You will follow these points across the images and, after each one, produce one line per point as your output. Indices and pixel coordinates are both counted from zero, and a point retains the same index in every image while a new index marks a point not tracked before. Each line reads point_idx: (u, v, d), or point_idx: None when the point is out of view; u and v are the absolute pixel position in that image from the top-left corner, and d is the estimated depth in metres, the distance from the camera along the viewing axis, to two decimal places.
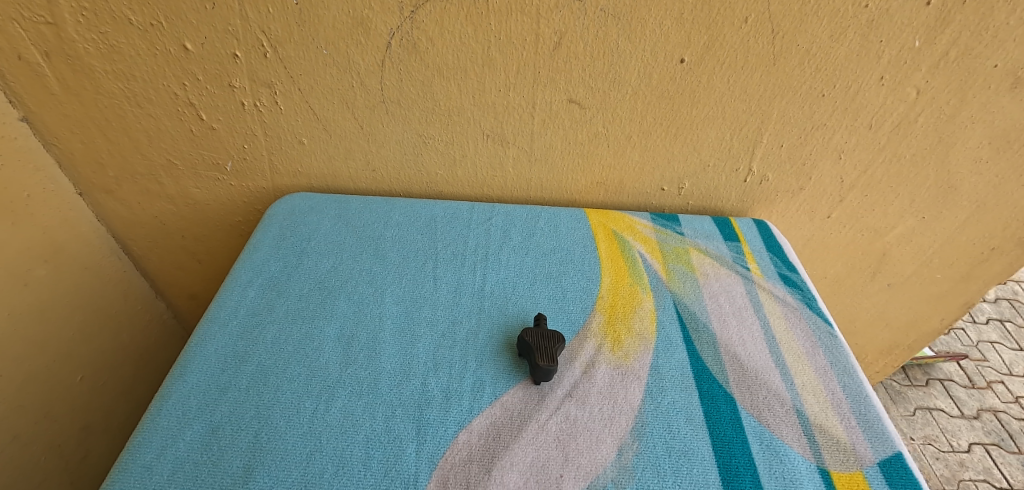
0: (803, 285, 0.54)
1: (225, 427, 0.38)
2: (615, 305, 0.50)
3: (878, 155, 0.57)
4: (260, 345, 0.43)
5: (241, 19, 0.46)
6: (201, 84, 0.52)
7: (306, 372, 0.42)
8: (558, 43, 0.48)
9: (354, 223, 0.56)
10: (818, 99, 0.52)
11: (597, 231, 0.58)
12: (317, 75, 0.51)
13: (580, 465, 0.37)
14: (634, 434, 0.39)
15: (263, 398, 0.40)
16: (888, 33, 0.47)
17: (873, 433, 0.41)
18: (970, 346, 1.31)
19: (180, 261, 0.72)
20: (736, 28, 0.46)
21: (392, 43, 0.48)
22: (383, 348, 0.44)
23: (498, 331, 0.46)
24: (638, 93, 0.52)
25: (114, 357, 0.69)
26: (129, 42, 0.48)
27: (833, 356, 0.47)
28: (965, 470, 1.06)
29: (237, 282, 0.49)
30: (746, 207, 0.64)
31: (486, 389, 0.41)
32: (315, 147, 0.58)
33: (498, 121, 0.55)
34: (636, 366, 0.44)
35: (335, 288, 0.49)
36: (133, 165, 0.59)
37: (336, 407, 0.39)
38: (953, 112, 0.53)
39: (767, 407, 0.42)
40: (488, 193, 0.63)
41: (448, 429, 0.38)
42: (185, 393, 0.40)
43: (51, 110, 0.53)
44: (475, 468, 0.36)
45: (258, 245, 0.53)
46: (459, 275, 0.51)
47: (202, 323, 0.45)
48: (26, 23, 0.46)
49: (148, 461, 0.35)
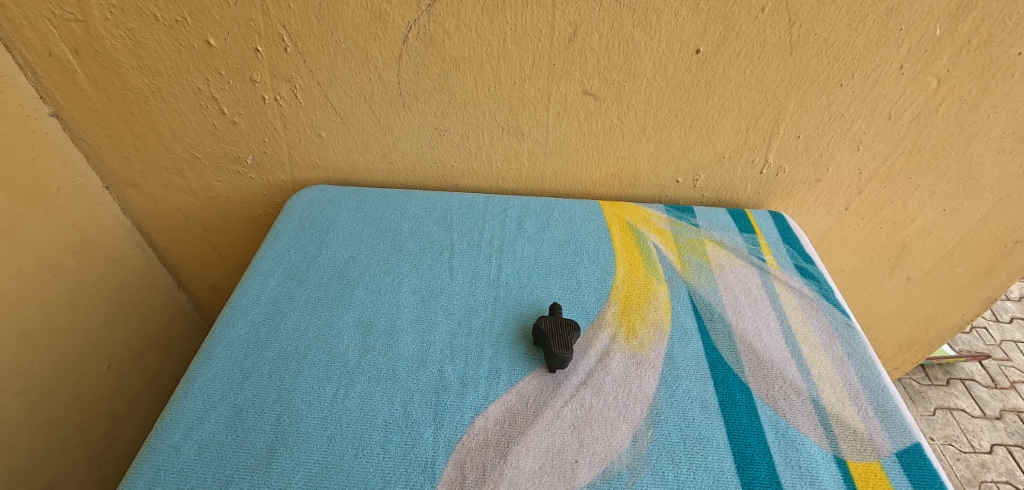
0: (820, 277, 0.54)
1: (248, 410, 0.39)
2: (630, 295, 0.50)
3: (897, 146, 0.57)
4: (281, 332, 0.45)
5: (263, 14, 0.48)
6: (224, 78, 0.53)
7: (326, 358, 0.43)
8: (573, 35, 0.48)
9: (371, 214, 0.57)
10: (836, 89, 0.52)
11: (611, 222, 0.58)
12: (336, 68, 0.52)
13: (595, 451, 0.37)
14: (649, 422, 0.39)
15: (284, 383, 0.41)
16: (908, 22, 0.46)
17: (891, 424, 0.41)
18: (993, 345, 1.28)
19: (202, 253, 0.74)
20: (752, 18, 0.46)
21: (409, 36, 0.49)
22: (401, 336, 0.45)
23: (513, 320, 0.47)
24: (653, 84, 0.52)
25: (140, 347, 0.71)
26: (155, 38, 0.50)
27: (851, 348, 0.47)
28: (987, 471, 1.04)
29: (258, 271, 0.50)
30: (762, 200, 0.64)
31: (502, 376, 0.42)
32: (333, 140, 0.59)
33: (513, 113, 0.55)
34: (651, 355, 0.45)
35: (353, 277, 0.50)
36: (158, 159, 0.61)
37: (355, 392, 0.40)
38: (974, 101, 0.52)
39: (783, 397, 0.42)
40: (503, 186, 0.63)
41: (465, 415, 0.39)
42: (210, 377, 0.41)
43: (80, 105, 0.55)
44: (492, 452, 0.37)
45: (278, 236, 0.54)
46: (475, 266, 0.52)
47: (225, 310, 0.47)
48: (57, 21, 0.48)
49: (176, 442, 0.37)
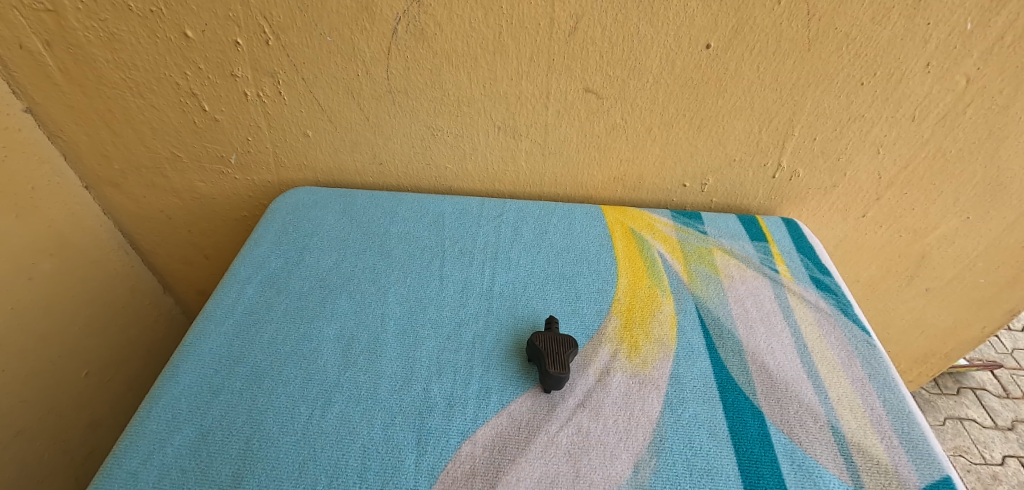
0: (837, 290, 0.50)
1: (215, 432, 0.36)
2: (632, 308, 0.47)
3: (920, 149, 0.53)
4: (257, 345, 0.41)
5: (242, 4, 0.45)
6: (203, 73, 0.50)
7: (303, 375, 0.40)
8: (574, 28, 0.45)
9: (359, 218, 0.54)
10: (856, 88, 0.48)
11: (613, 228, 0.55)
12: (321, 63, 0.49)
13: (593, 482, 0.34)
14: (652, 450, 0.36)
15: (257, 402, 0.38)
16: (937, 15, 0.42)
17: (918, 454, 0.37)
18: (1006, 354, 1.24)
19: (187, 255, 0.71)
20: (768, 11, 0.43)
21: (398, 29, 0.46)
22: (385, 350, 0.42)
23: (507, 334, 0.44)
24: (660, 81, 0.48)
25: (122, 352, 0.68)
26: (130, 29, 0.47)
27: (871, 368, 0.43)
28: (1000, 483, 1.00)
29: (235, 278, 0.47)
30: (774, 205, 0.60)
31: (493, 397, 0.39)
32: (320, 139, 0.56)
33: (510, 112, 0.52)
34: (655, 374, 0.41)
35: (337, 286, 0.47)
36: (138, 158, 0.58)
37: (332, 413, 0.37)
38: (1006, 102, 0.48)
39: (798, 423, 0.38)
40: (499, 188, 0.60)
41: (451, 439, 0.36)
42: (176, 395, 0.38)
43: (55, 101, 0.52)
44: (479, 482, 0.33)
45: (259, 240, 0.51)
46: (467, 274, 0.49)
47: (198, 321, 0.43)
48: (25, 11, 0.45)
49: (134, 467, 0.34)
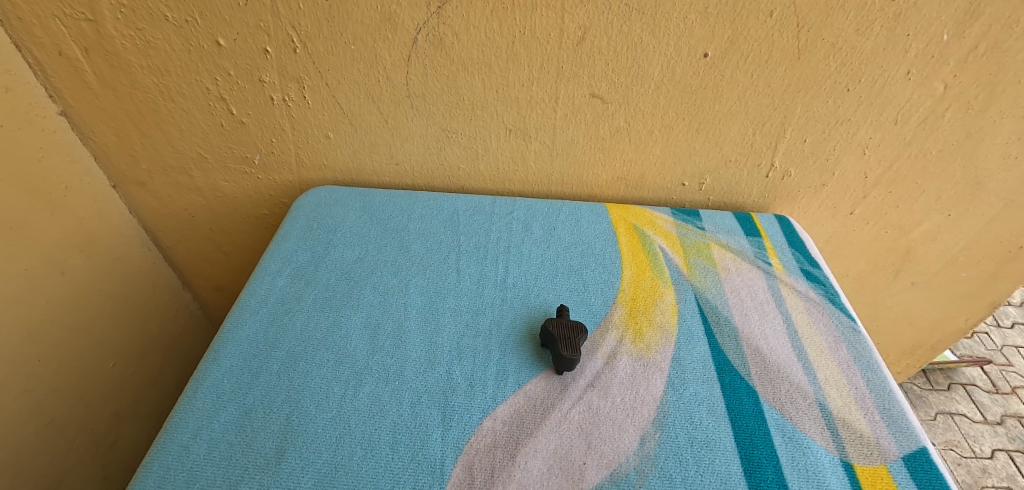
0: (826, 281, 0.54)
1: (257, 410, 0.39)
2: (637, 298, 0.50)
3: (904, 150, 0.57)
4: (290, 332, 0.45)
5: (272, 15, 0.48)
6: (232, 79, 0.53)
7: (334, 359, 0.43)
8: (582, 38, 0.48)
9: (379, 215, 0.58)
10: (843, 93, 0.52)
11: (617, 224, 0.58)
12: (344, 69, 0.52)
13: (603, 453, 0.37)
14: (656, 424, 0.39)
15: (294, 383, 0.41)
16: (916, 27, 0.46)
17: (897, 428, 0.41)
18: (995, 350, 1.29)
19: (207, 252, 0.74)
20: (761, 22, 0.46)
21: (418, 38, 0.49)
22: (409, 337, 0.45)
23: (521, 321, 0.47)
24: (661, 87, 0.52)
25: (144, 345, 0.71)
26: (165, 37, 0.50)
27: (857, 351, 0.47)
28: (988, 476, 1.04)
29: (265, 271, 0.50)
30: (768, 203, 0.64)
31: (510, 378, 0.42)
32: (340, 140, 0.59)
33: (521, 115, 0.55)
34: (658, 357, 0.45)
35: (361, 278, 0.50)
36: (165, 158, 0.61)
37: (363, 393, 0.40)
38: (981, 106, 0.52)
39: (789, 401, 0.42)
40: (509, 188, 0.63)
41: (473, 416, 0.39)
42: (219, 377, 0.41)
43: (89, 104, 0.55)
44: (500, 453, 0.37)
45: (285, 236, 0.55)
46: (482, 267, 0.52)
47: (234, 310, 0.47)
48: (67, 20, 0.48)
49: (185, 441, 0.37)
